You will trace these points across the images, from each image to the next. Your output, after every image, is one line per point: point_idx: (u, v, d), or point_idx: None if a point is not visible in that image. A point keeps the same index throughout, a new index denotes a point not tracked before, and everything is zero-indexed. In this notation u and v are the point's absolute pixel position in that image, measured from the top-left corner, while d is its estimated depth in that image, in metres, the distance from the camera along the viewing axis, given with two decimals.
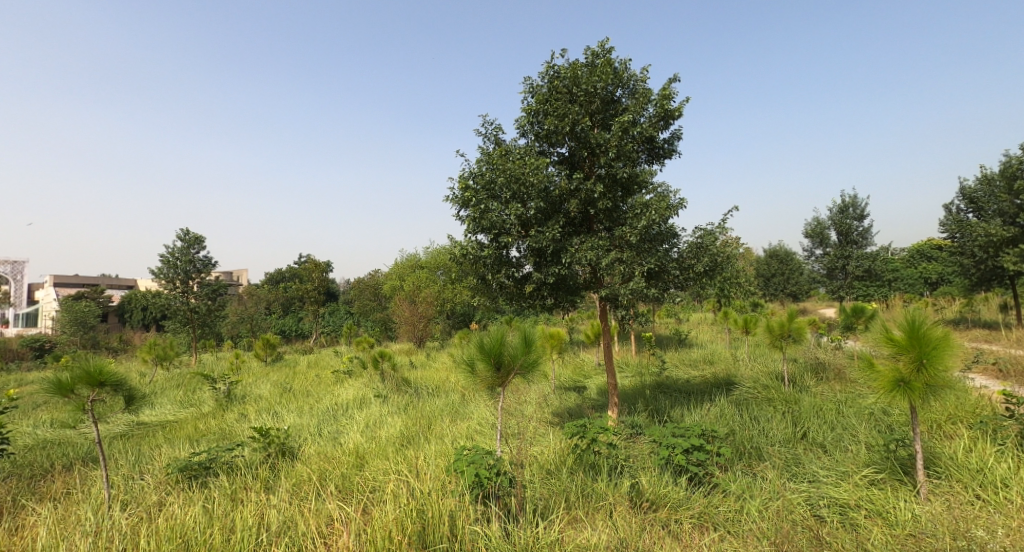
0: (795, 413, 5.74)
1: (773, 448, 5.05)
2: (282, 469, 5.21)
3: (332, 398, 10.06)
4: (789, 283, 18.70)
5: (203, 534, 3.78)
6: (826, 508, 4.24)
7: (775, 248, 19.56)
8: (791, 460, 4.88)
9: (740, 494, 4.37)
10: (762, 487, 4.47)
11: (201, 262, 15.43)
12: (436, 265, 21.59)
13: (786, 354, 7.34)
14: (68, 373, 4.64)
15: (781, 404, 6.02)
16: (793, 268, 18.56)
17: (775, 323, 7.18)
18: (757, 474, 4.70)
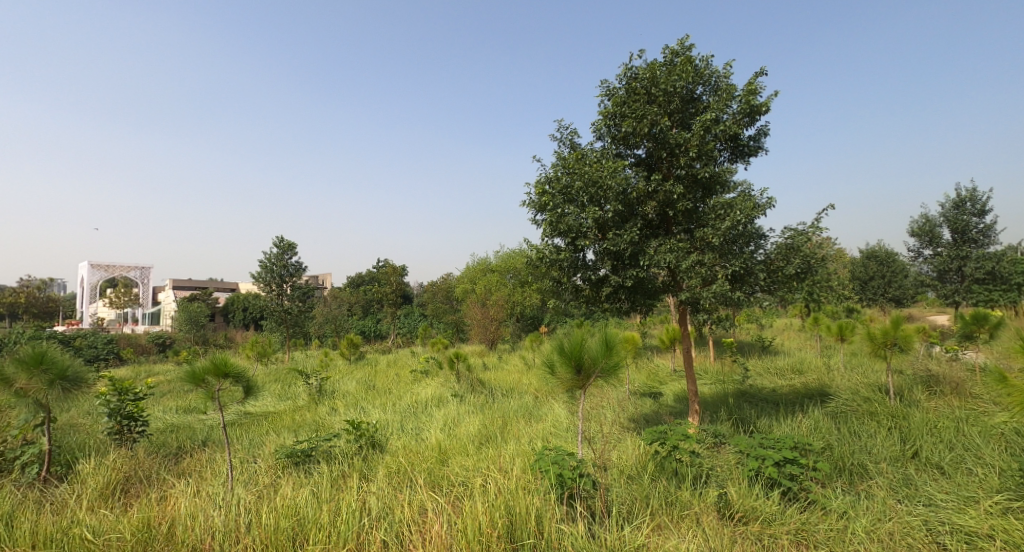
0: (903, 429, 5.35)
1: (879, 466, 4.74)
2: (374, 460, 5.53)
3: (412, 396, 10.47)
4: (891, 286, 17.31)
5: (314, 514, 4.11)
6: (948, 535, 3.92)
7: (874, 249, 18.21)
8: (902, 481, 4.56)
9: (844, 514, 4.14)
10: (869, 507, 4.21)
11: (293, 266, 16.48)
12: (508, 268, 21.82)
13: (891, 365, 6.84)
14: (199, 364, 5.17)
15: (886, 418, 5.63)
16: (896, 270, 17.16)
17: (878, 331, 6.69)
18: (861, 493, 4.43)
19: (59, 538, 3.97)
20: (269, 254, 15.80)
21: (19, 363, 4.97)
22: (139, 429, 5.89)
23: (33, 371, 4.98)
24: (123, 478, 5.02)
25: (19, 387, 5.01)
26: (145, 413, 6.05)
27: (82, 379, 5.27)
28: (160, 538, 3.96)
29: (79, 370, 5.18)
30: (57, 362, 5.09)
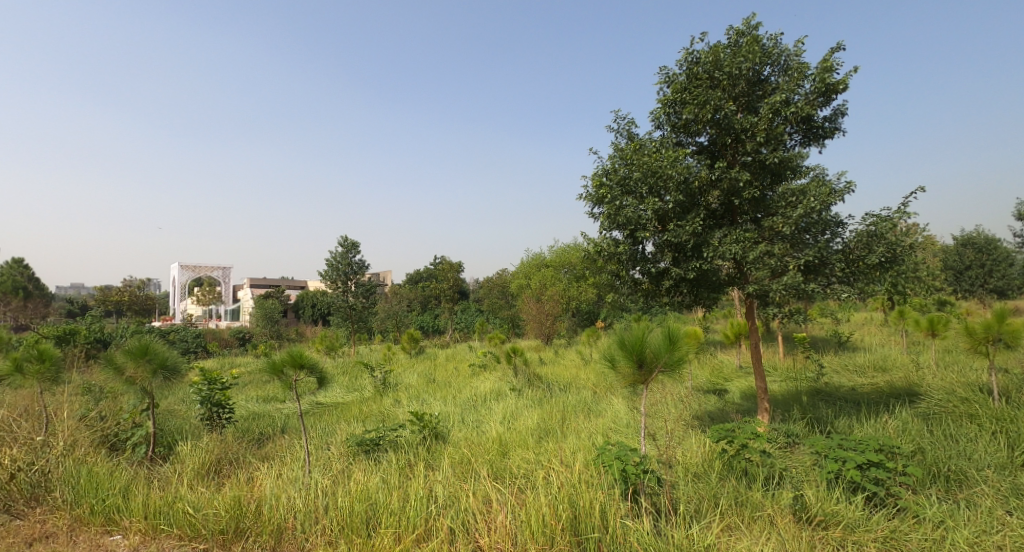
0: (1010, 434, 4.96)
1: (983, 473, 4.41)
2: (438, 451, 5.70)
3: (471, 389, 10.66)
4: (992, 277, 16.03)
5: (385, 499, 4.36)
6: None
7: (972, 236, 16.90)
8: (1012, 490, 4.22)
9: (941, 523, 3.88)
10: (971, 518, 3.92)
11: (357, 264, 17.09)
12: (563, 263, 21.72)
13: (996, 363, 6.33)
14: (277, 355, 5.50)
15: (988, 421, 5.22)
16: (998, 258, 15.88)
17: (978, 326, 6.20)
18: (960, 502, 4.14)
19: (166, 512, 4.45)
20: (335, 253, 16.49)
21: (127, 353, 5.47)
22: (227, 415, 6.40)
23: (138, 361, 5.48)
24: (215, 460, 5.45)
25: (128, 376, 5.54)
26: (231, 401, 6.57)
27: (179, 368, 5.76)
28: (249, 517, 4.33)
29: (177, 360, 5.64)
30: (159, 353, 5.57)
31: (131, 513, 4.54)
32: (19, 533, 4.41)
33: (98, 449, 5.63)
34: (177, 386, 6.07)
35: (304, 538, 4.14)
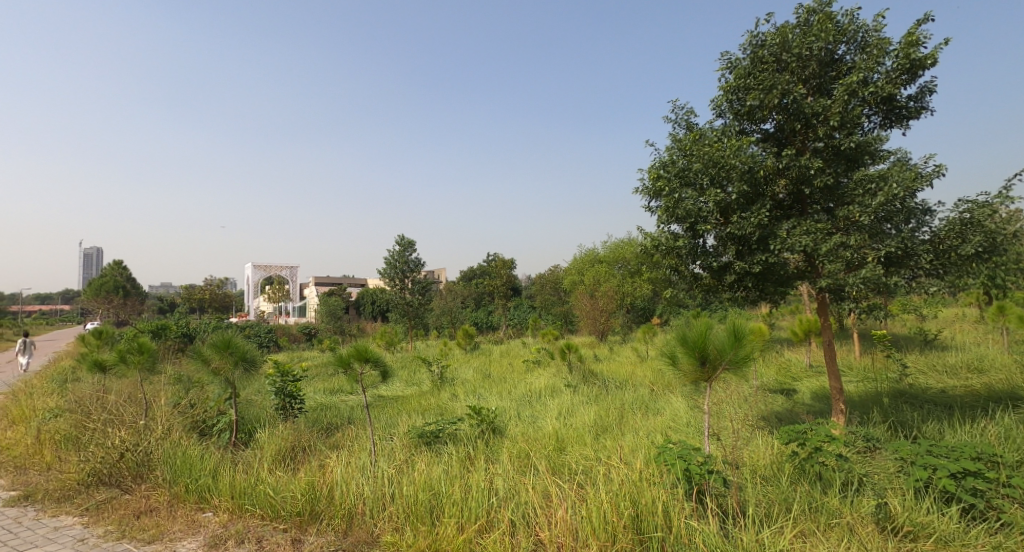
0: None
1: None
2: (496, 446, 5.78)
3: (526, 385, 10.69)
4: None
5: (447, 490, 4.65)
6: None
7: None
8: None
9: None
10: None
11: (413, 262, 17.46)
12: (616, 258, 21.37)
13: None
14: (344, 349, 5.73)
15: None
16: None
17: None
18: None
19: (249, 493, 4.88)
20: (393, 252, 16.93)
21: (213, 346, 5.93)
22: (298, 405, 6.98)
23: (222, 354, 5.92)
24: (290, 446, 5.89)
25: (214, 367, 6.01)
26: (301, 392, 7.16)
27: (257, 360, 6.18)
28: (323, 501, 4.72)
29: (256, 352, 6.05)
30: (240, 347, 6.00)
31: (219, 493, 4.99)
32: (127, 508, 4.95)
33: (189, 433, 6.20)
34: (256, 377, 6.56)
35: (372, 524, 4.46)
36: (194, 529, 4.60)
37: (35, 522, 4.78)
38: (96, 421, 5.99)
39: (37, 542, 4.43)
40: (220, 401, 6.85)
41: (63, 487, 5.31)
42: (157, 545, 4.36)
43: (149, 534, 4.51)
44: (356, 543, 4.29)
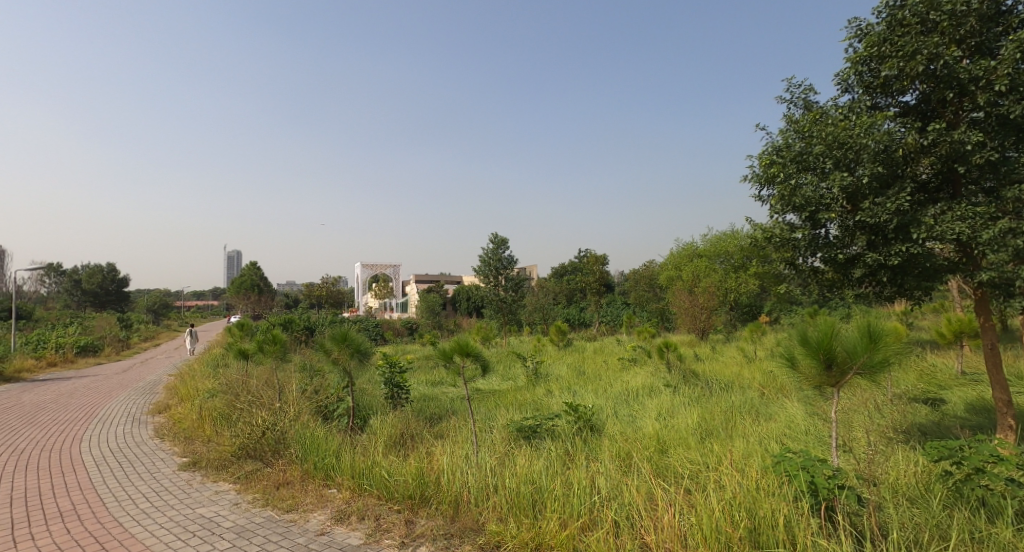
0: None
1: None
2: (596, 444, 5.68)
3: (623, 383, 10.41)
4: None
5: (549, 485, 4.60)
6: None
7: None
8: None
9: None
10: None
11: (507, 259, 17.67)
12: (718, 252, 20.19)
13: None
14: (447, 343, 5.88)
15: None
16: None
17: None
18: None
19: (367, 474, 5.16)
20: (487, 249, 17.25)
21: (332, 338, 6.34)
22: (405, 395, 7.35)
23: (340, 345, 6.32)
24: (400, 433, 6.20)
25: (334, 357, 6.42)
26: (408, 383, 7.53)
27: (370, 351, 6.51)
28: (432, 487, 4.87)
29: (370, 345, 6.37)
30: (355, 339, 6.35)
31: (341, 472, 5.32)
32: (268, 480, 5.47)
33: (314, 416, 6.73)
34: (369, 368, 6.95)
35: (478, 512, 4.52)
36: (322, 503, 4.99)
37: (200, 485, 5.51)
38: (242, 402, 6.70)
39: (202, 502, 5.08)
40: (338, 389, 7.41)
41: (221, 457, 6.04)
42: (293, 515, 4.79)
43: (287, 503, 4.97)
44: (463, 530, 4.37)
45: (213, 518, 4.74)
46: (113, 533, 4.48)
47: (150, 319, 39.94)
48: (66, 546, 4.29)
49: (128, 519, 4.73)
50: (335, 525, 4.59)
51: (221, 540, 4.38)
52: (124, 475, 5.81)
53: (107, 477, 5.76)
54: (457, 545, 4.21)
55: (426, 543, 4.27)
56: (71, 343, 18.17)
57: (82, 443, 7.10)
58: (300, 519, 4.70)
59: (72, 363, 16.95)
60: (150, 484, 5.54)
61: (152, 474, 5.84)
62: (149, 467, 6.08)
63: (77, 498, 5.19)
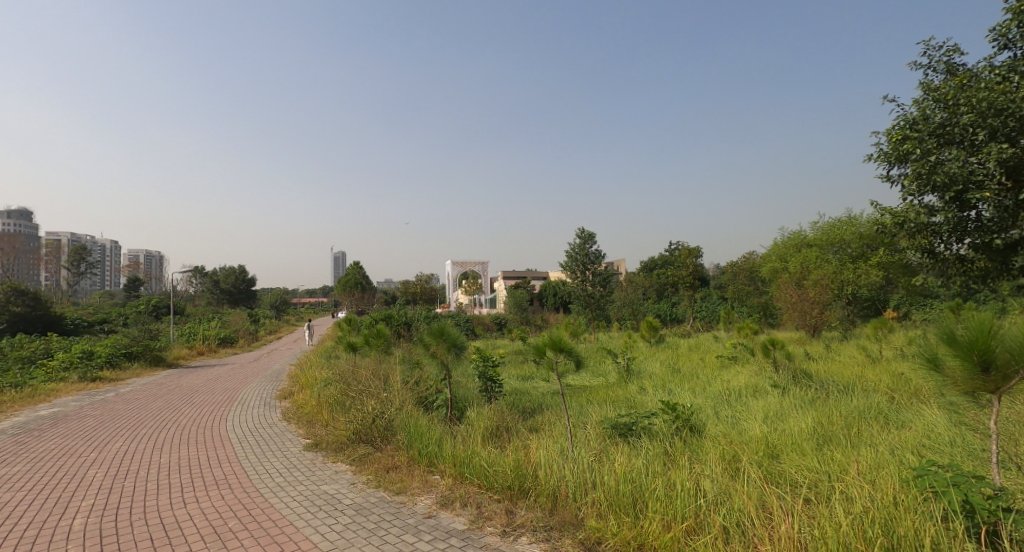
0: None
1: None
2: (698, 446, 5.35)
3: (724, 382, 9.78)
4: None
5: (649, 483, 4.38)
6: None
7: None
8: None
9: None
10: None
11: (594, 254, 17.36)
12: (831, 241, 18.32)
13: None
14: (541, 338, 5.83)
15: None
16: None
17: None
18: None
19: (467, 462, 5.20)
20: (574, 244, 17.04)
21: (429, 333, 6.47)
22: (499, 389, 7.31)
23: (437, 340, 6.43)
24: (496, 425, 6.21)
25: (432, 351, 6.55)
26: (501, 378, 7.52)
27: (466, 346, 6.57)
28: (530, 479, 4.79)
29: (466, 339, 6.44)
30: (451, 333, 6.43)
31: (444, 459, 5.40)
32: (378, 463, 5.69)
33: (416, 406, 6.92)
34: (465, 361, 7.03)
35: (577, 507, 4.40)
36: (428, 488, 5.09)
37: (322, 464, 5.87)
38: (354, 391, 7.06)
39: (325, 480, 5.39)
40: (437, 381, 7.61)
41: (338, 440, 6.40)
42: (403, 497, 4.93)
43: (397, 486, 5.13)
44: (563, 524, 4.28)
45: (335, 495, 5.00)
46: (254, 501, 4.88)
47: (273, 315, 43.77)
48: (218, 509, 4.72)
49: (267, 490, 5.14)
50: (440, 509, 4.66)
51: (342, 515, 4.60)
52: (262, 452, 6.33)
53: (248, 452, 6.30)
54: (557, 539, 4.12)
55: (526, 534, 4.22)
56: (213, 335, 20.42)
57: (227, 421, 7.86)
58: (409, 502, 4.82)
59: (215, 351, 19.02)
60: (282, 461, 5.99)
61: (283, 452, 6.31)
62: (280, 445, 6.58)
63: (224, 469, 5.71)
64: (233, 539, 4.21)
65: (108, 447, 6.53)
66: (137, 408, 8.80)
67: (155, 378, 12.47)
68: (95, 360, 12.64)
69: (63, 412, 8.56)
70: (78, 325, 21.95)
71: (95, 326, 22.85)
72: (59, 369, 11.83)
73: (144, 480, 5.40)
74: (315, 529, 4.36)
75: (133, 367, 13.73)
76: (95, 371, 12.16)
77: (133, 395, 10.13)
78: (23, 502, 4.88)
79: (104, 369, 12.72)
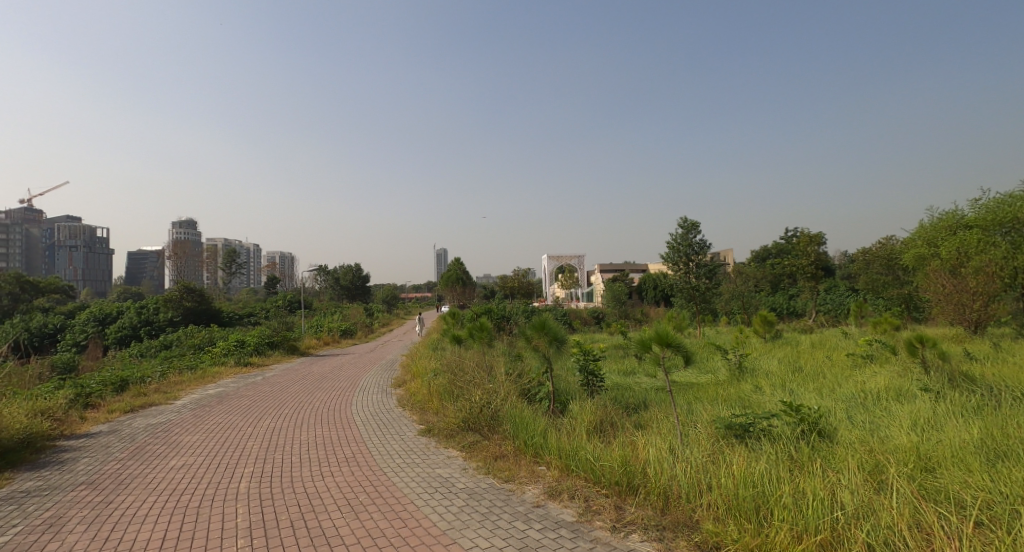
0: None
1: None
2: (830, 453, 4.73)
3: (859, 383, 8.70)
4: None
5: (775, 490, 3.90)
6: None
7: None
8: None
9: None
10: None
11: (698, 245, 16.36)
12: (998, 222, 15.64)
13: None
14: (647, 332, 5.47)
15: None
16: None
17: None
18: None
19: (573, 456, 4.98)
20: (675, 235, 16.22)
21: (531, 326, 6.33)
22: (600, 383, 7.20)
23: (539, 334, 6.27)
24: (601, 420, 5.93)
25: (534, 344, 6.41)
26: (603, 372, 7.32)
27: (568, 339, 6.36)
28: (639, 475, 4.48)
29: (568, 333, 6.21)
30: (552, 327, 6.25)
31: (550, 451, 5.22)
32: (487, 451, 5.66)
33: (519, 398, 6.82)
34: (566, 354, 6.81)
35: (691, 508, 4.03)
36: (535, 477, 4.95)
37: (436, 449, 5.96)
38: (462, 381, 7.12)
39: (439, 464, 5.47)
40: (539, 374, 7.47)
41: (449, 427, 6.48)
42: (511, 485, 4.83)
43: (505, 474, 5.04)
44: (676, 524, 3.94)
45: (449, 478, 5.04)
46: (377, 479, 5.05)
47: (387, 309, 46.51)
48: (348, 483, 4.95)
49: (389, 469, 5.31)
50: (548, 500, 4.49)
51: (458, 498, 4.61)
52: (383, 434, 6.60)
53: (371, 435, 6.59)
54: (671, 540, 3.79)
55: (637, 531, 3.93)
56: (337, 327, 22.04)
57: (352, 405, 8.32)
58: (518, 490, 4.71)
59: (339, 342, 20.48)
60: (400, 444, 6.18)
61: (400, 436, 6.53)
62: (397, 429, 6.81)
63: (352, 448, 6.01)
64: (361, 511, 4.36)
65: (253, 423, 7.17)
66: (278, 391, 9.61)
67: (291, 365, 13.64)
68: (246, 347, 14.17)
69: (223, 391, 9.61)
70: (233, 318, 24.77)
71: (244, 318, 25.60)
72: (219, 354, 13.44)
73: (284, 453, 5.82)
74: (433, 509, 4.39)
75: (274, 353, 15.14)
76: (245, 357, 13.59)
77: (275, 379, 11.14)
78: (192, 464, 5.45)
79: (253, 355, 14.16)
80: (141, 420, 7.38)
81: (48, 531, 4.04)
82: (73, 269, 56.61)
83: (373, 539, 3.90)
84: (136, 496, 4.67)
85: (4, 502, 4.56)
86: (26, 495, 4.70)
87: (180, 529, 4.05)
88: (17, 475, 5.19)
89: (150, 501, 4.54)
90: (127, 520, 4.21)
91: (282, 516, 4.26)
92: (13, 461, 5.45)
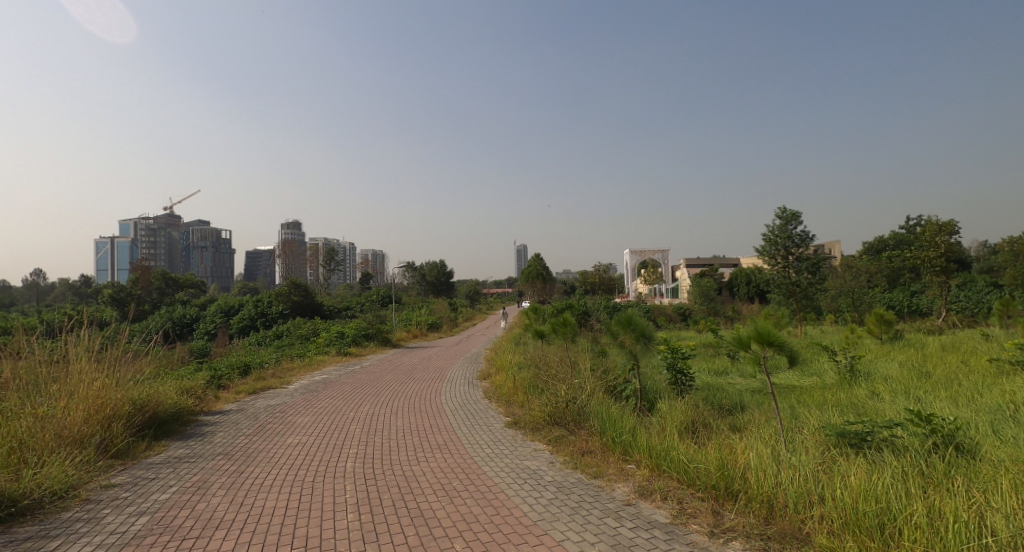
0: None
1: None
2: (971, 470, 3.99)
3: (1005, 393, 7.44)
4: None
5: (904, 505, 3.34)
6: None
7: None
8: None
9: None
10: None
11: (799, 237, 15.08)
12: None
13: None
14: (744, 329, 4.96)
15: None
16: None
17: None
18: None
19: (665, 456, 4.63)
20: (771, 227, 15.09)
21: (616, 322, 5.99)
22: (691, 382, 6.73)
23: (624, 329, 5.93)
24: (693, 421, 5.49)
25: (620, 340, 6.06)
26: (693, 371, 6.81)
27: (656, 336, 5.95)
28: (739, 480, 4.05)
29: (656, 329, 5.81)
30: (639, 323, 5.88)
31: (639, 449, 4.89)
32: (574, 446, 5.43)
33: (604, 394, 6.53)
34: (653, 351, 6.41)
35: (800, 519, 3.58)
36: (624, 476, 4.65)
37: (523, 441, 5.83)
38: (547, 376, 6.94)
39: (527, 456, 5.32)
40: (625, 371, 7.11)
41: (535, 421, 6.31)
42: (600, 482, 4.57)
43: (593, 470, 4.79)
44: (784, 535, 3.49)
45: (537, 471, 4.88)
46: (467, 466, 5.00)
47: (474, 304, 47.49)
48: (440, 468, 4.94)
49: (478, 458, 5.25)
50: (638, 499, 4.19)
51: (547, 490, 4.43)
52: (472, 424, 6.58)
53: (460, 424, 6.59)
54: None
55: (738, 539, 3.52)
56: (425, 322, 22.74)
57: (441, 396, 8.43)
58: (607, 488, 4.44)
59: (428, 335, 21.08)
60: (488, 435, 6.12)
61: (488, 427, 6.47)
62: (485, 420, 6.77)
63: (443, 436, 6.04)
64: (454, 496, 4.31)
65: (353, 408, 7.45)
66: (374, 379, 9.99)
67: (385, 356, 14.21)
68: (345, 338, 14.95)
69: (326, 378, 10.15)
70: (333, 312, 26.35)
71: (343, 311, 27.15)
72: (322, 344, 14.28)
73: (383, 437, 5.96)
74: (524, 500, 4.24)
75: (369, 344, 15.85)
76: (344, 346, 14.33)
77: (371, 368, 11.61)
78: (307, 443, 5.72)
79: (351, 345, 14.91)
80: (263, 401, 7.93)
81: (192, 491, 4.37)
82: (203, 266, 63.24)
83: (467, 524, 3.81)
84: (262, 468, 4.94)
85: (160, 465, 4.99)
86: (176, 460, 5.13)
87: (299, 499, 4.22)
88: (172, 443, 5.71)
89: (270, 473, 4.79)
90: (251, 487, 4.45)
91: (382, 495, 4.31)
92: (168, 431, 5.99)
